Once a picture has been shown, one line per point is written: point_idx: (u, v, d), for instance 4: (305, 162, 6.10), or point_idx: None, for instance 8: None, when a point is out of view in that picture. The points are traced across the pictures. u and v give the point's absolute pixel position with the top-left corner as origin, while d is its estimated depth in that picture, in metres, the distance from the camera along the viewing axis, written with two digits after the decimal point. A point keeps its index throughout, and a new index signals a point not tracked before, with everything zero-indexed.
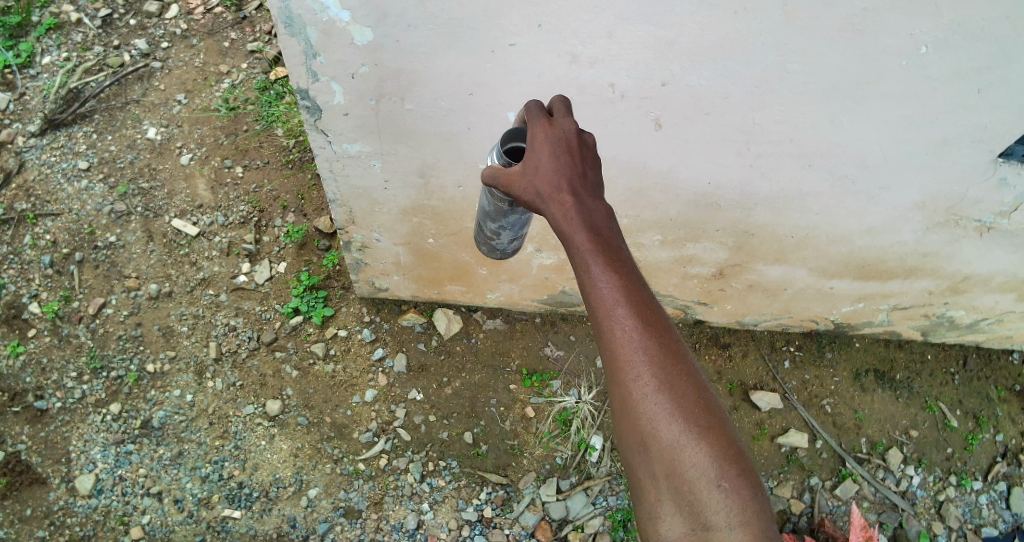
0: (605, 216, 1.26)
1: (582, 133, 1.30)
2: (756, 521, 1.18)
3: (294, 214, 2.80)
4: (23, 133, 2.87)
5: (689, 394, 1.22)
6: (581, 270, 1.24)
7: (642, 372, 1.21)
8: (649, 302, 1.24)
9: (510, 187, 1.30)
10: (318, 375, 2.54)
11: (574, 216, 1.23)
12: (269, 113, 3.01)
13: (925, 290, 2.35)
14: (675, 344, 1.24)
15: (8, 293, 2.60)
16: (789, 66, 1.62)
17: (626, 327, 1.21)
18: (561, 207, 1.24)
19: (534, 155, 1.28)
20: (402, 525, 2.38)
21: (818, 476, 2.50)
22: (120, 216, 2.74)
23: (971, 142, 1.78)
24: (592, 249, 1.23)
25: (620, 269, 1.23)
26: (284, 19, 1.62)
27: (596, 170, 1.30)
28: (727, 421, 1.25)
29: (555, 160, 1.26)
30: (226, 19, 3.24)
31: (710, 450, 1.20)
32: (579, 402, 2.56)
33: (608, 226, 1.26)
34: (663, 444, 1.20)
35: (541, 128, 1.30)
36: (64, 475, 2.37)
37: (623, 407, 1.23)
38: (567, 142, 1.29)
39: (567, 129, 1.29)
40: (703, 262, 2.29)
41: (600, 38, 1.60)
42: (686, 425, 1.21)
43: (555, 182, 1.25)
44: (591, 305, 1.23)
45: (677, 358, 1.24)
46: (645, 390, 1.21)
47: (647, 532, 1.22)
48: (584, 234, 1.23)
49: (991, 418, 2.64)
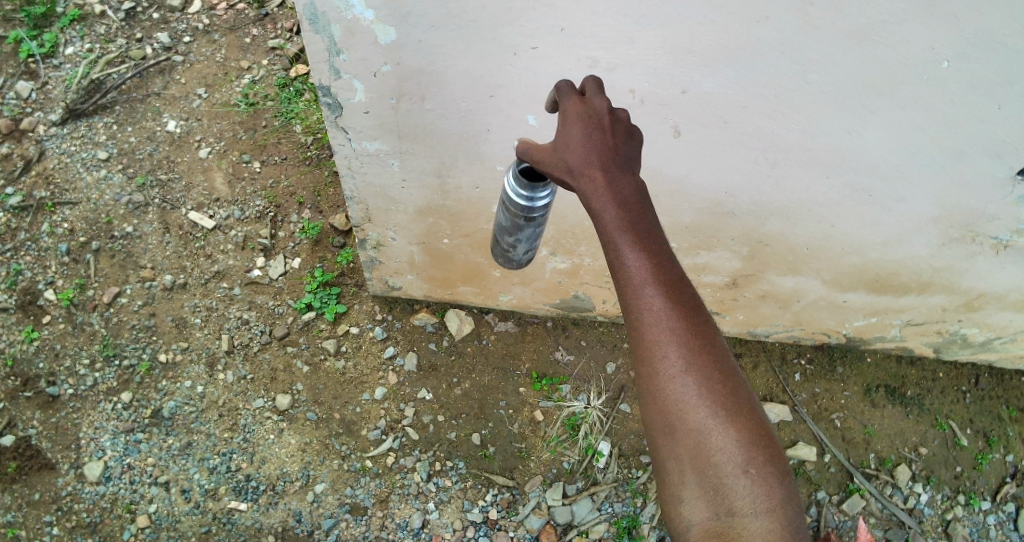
0: (635, 191, 1.26)
1: (615, 109, 1.30)
2: (781, 507, 1.20)
3: (309, 210, 2.82)
4: (44, 122, 2.90)
5: (717, 378, 1.24)
6: (610, 248, 1.24)
7: (670, 353, 1.23)
8: (679, 282, 1.25)
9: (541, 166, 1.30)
10: (328, 372, 2.55)
11: (604, 193, 1.24)
12: (288, 109, 3.02)
13: (938, 306, 2.34)
14: (704, 325, 1.26)
15: (24, 280, 2.62)
16: (807, 76, 1.63)
17: (655, 307, 1.22)
18: (591, 184, 1.24)
19: (566, 132, 1.28)
20: (408, 523, 2.38)
21: (825, 490, 2.50)
22: (137, 206, 2.76)
23: (989, 157, 1.78)
24: (621, 228, 1.23)
25: (650, 248, 1.24)
26: (309, 16, 1.64)
27: (629, 146, 1.29)
28: (754, 406, 1.26)
29: (586, 137, 1.27)
30: (248, 15, 3.26)
31: (736, 435, 1.22)
32: (588, 407, 2.56)
33: (640, 203, 1.26)
34: (689, 428, 1.22)
35: (573, 106, 1.32)
36: (73, 461, 2.38)
37: (650, 390, 1.24)
38: (600, 120, 1.29)
39: (599, 107, 1.31)
40: (716, 271, 2.29)
41: (622, 43, 1.61)
42: (712, 410, 1.22)
43: (585, 159, 1.25)
44: (619, 285, 1.24)
45: (706, 340, 1.25)
46: (672, 372, 1.23)
47: (670, 514, 1.24)
48: (614, 213, 1.23)
49: (1002, 438, 2.62)
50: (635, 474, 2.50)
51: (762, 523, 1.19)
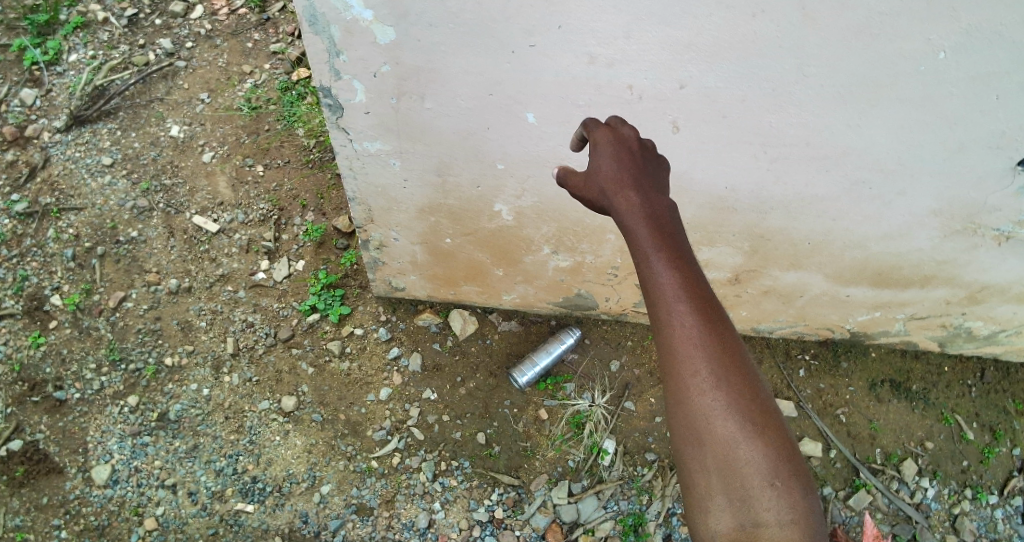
0: (667, 209, 1.35)
1: (642, 139, 1.45)
2: (805, 520, 1.24)
3: (313, 213, 2.83)
4: (48, 129, 2.91)
5: (744, 391, 1.29)
6: (644, 264, 1.31)
7: (700, 366, 1.28)
8: (708, 298, 1.31)
9: (576, 188, 1.42)
10: (333, 373, 2.56)
11: (638, 210, 1.33)
12: (291, 113, 3.04)
13: (941, 299, 2.33)
14: (733, 340, 1.31)
15: (31, 285, 2.64)
16: (805, 69, 1.63)
17: (686, 321, 1.28)
18: (627, 201, 1.34)
19: (599, 156, 1.40)
20: (413, 523, 2.39)
21: (831, 486, 2.50)
22: (142, 211, 2.78)
23: (989, 148, 1.77)
24: (655, 244, 1.31)
25: (681, 264, 1.30)
26: (308, 17, 1.66)
27: (657, 170, 1.41)
28: (780, 420, 1.31)
29: (619, 161, 1.39)
30: (250, 20, 3.28)
31: (763, 447, 1.26)
32: (593, 406, 2.55)
33: (672, 223, 1.35)
34: (718, 440, 1.26)
35: (604, 133, 1.46)
36: (81, 465, 2.40)
37: (680, 403, 1.29)
38: (630, 149, 1.42)
39: (629, 135, 1.45)
40: (718, 267, 2.29)
41: (618, 39, 1.62)
42: (740, 422, 1.27)
43: (619, 179, 1.36)
44: (651, 299, 1.31)
45: (735, 354, 1.30)
46: (702, 384, 1.28)
47: (696, 526, 1.28)
48: (646, 229, 1.32)
49: (1008, 431, 2.60)
50: (640, 471, 2.50)
51: (786, 534, 1.22)
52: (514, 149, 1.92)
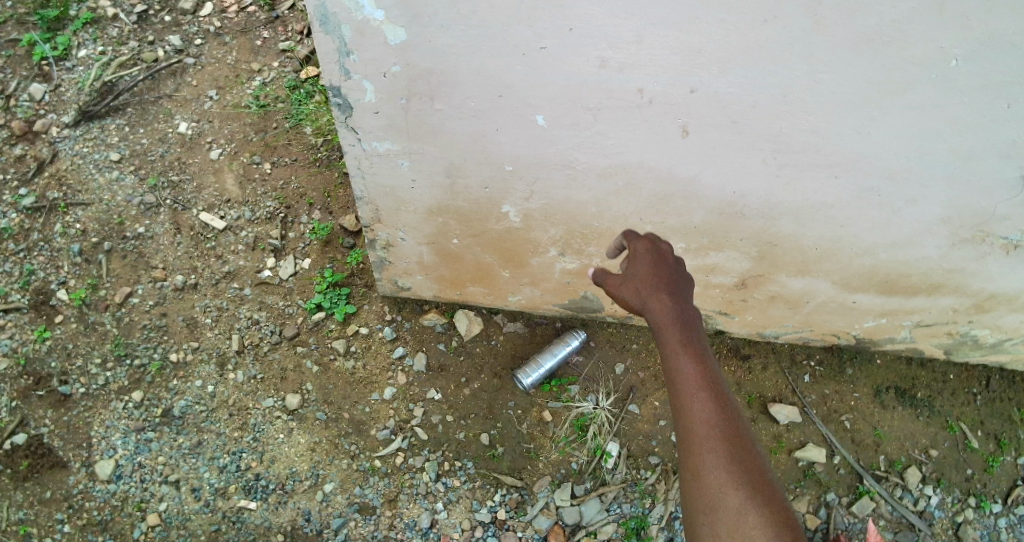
0: (691, 317, 1.62)
1: (674, 261, 1.73)
2: None
3: (320, 211, 2.84)
4: (57, 124, 2.92)
5: (753, 470, 1.44)
6: (669, 354, 1.55)
7: (713, 442, 1.45)
8: (722, 388, 1.52)
9: (613, 290, 1.68)
10: (338, 372, 2.56)
11: (666, 312, 1.60)
12: (299, 111, 3.04)
13: (948, 307, 2.33)
14: (743, 426, 1.49)
15: (38, 279, 2.65)
16: (816, 75, 1.63)
17: (702, 402, 1.48)
18: (658, 305, 1.61)
19: (636, 270, 1.69)
20: (416, 523, 2.39)
21: (834, 492, 2.50)
22: (149, 207, 2.79)
23: (999, 156, 1.77)
24: (679, 339, 1.56)
25: (699, 358, 1.54)
26: (320, 16, 1.66)
27: (685, 286, 1.68)
28: (786, 502, 1.44)
29: (652, 274, 1.67)
30: (259, 18, 3.28)
31: (769, 517, 1.39)
32: (597, 408, 2.55)
33: (695, 327, 1.60)
34: (727, 507, 1.40)
35: (642, 251, 1.75)
36: (85, 460, 2.40)
37: (694, 474, 1.45)
38: (663, 267, 1.71)
39: (663, 255, 1.74)
40: (725, 272, 2.28)
41: (629, 43, 1.62)
42: (748, 494, 1.41)
43: (652, 287, 1.64)
44: (673, 383, 1.53)
45: (745, 439, 1.47)
46: (715, 459, 1.44)
47: None
48: (673, 328, 1.58)
49: (1013, 440, 2.60)
50: (643, 475, 2.50)
51: None
52: (523, 151, 1.92)
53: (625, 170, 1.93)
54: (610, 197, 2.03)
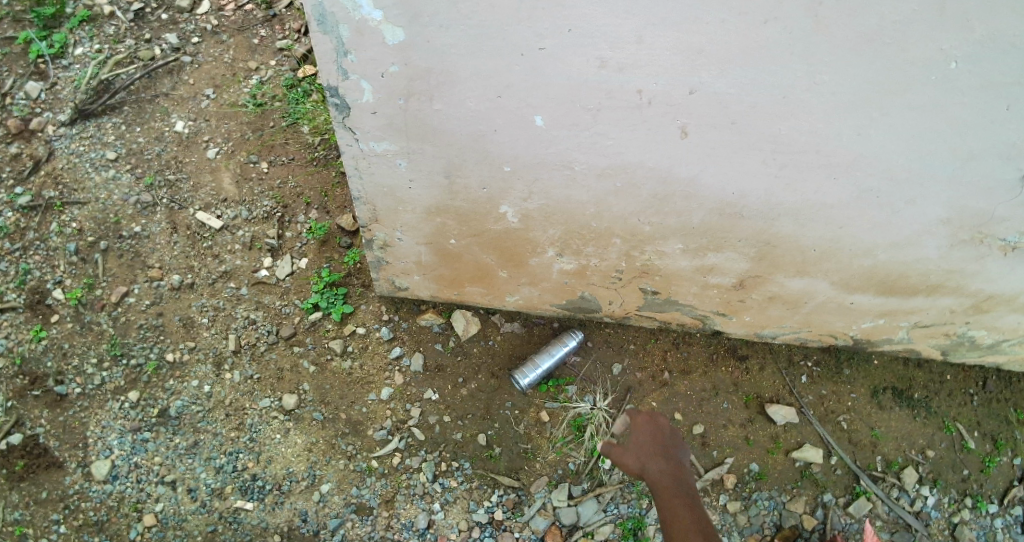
0: (685, 483, 2.05)
1: (673, 429, 2.17)
2: None
3: (317, 211, 2.83)
4: (53, 122, 2.91)
5: None
6: (667, 515, 1.96)
7: None
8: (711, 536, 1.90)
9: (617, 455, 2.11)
10: (335, 372, 2.56)
11: (664, 476, 2.05)
12: (296, 110, 3.03)
13: (947, 308, 2.33)
14: None
15: (34, 279, 2.64)
16: (817, 76, 1.63)
17: None
18: (657, 468, 2.07)
19: (639, 437, 2.14)
20: (413, 524, 2.39)
21: (831, 493, 2.51)
22: (146, 206, 2.78)
23: (999, 158, 1.77)
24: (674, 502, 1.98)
25: (691, 514, 1.95)
26: (318, 16, 1.65)
27: (680, 454, 2.12)
28: None
29: (653, 445, 2.12)
30: (256, 16, 3.27)
31: None
32: (594, 409, 2.54)
33: (688, 491, 2.03)
34: None
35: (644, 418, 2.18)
36: (81, 460, 2.39)
37: None
38: (663, 434, 2.15)
39: (663, 422, 2.17)
40: (724, 272, 2.28)
41: (629, 44, 1.62)
42: None
43: (651, 454, 2.10)
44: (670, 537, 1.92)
45: None
46: None
47: None
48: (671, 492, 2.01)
49: (1009, 441, 2.60)
50: None
51: None
52: (522, 151, 1.92)
53: (625, 170, 1.92)
54: (610, 197, 2.02)
